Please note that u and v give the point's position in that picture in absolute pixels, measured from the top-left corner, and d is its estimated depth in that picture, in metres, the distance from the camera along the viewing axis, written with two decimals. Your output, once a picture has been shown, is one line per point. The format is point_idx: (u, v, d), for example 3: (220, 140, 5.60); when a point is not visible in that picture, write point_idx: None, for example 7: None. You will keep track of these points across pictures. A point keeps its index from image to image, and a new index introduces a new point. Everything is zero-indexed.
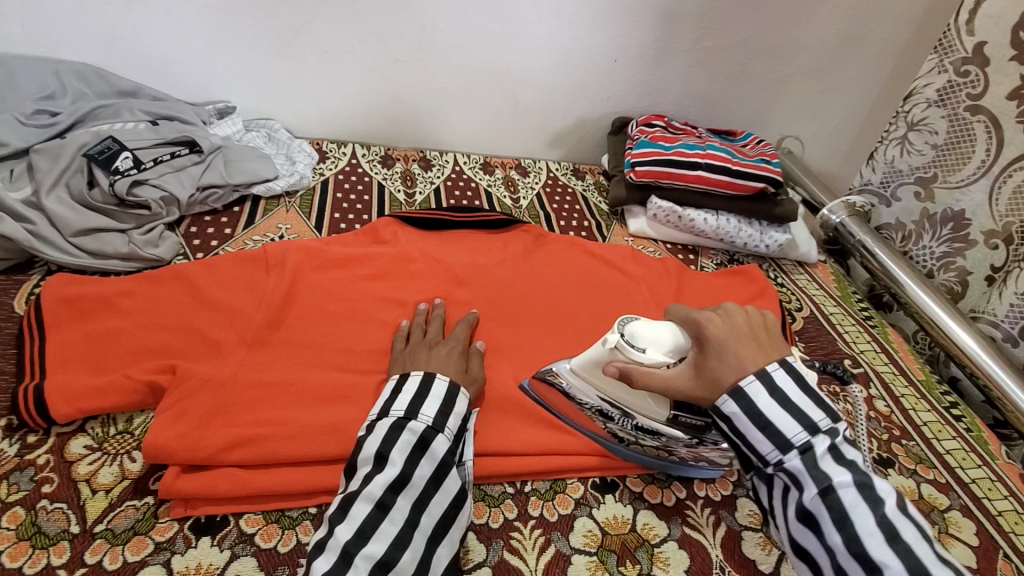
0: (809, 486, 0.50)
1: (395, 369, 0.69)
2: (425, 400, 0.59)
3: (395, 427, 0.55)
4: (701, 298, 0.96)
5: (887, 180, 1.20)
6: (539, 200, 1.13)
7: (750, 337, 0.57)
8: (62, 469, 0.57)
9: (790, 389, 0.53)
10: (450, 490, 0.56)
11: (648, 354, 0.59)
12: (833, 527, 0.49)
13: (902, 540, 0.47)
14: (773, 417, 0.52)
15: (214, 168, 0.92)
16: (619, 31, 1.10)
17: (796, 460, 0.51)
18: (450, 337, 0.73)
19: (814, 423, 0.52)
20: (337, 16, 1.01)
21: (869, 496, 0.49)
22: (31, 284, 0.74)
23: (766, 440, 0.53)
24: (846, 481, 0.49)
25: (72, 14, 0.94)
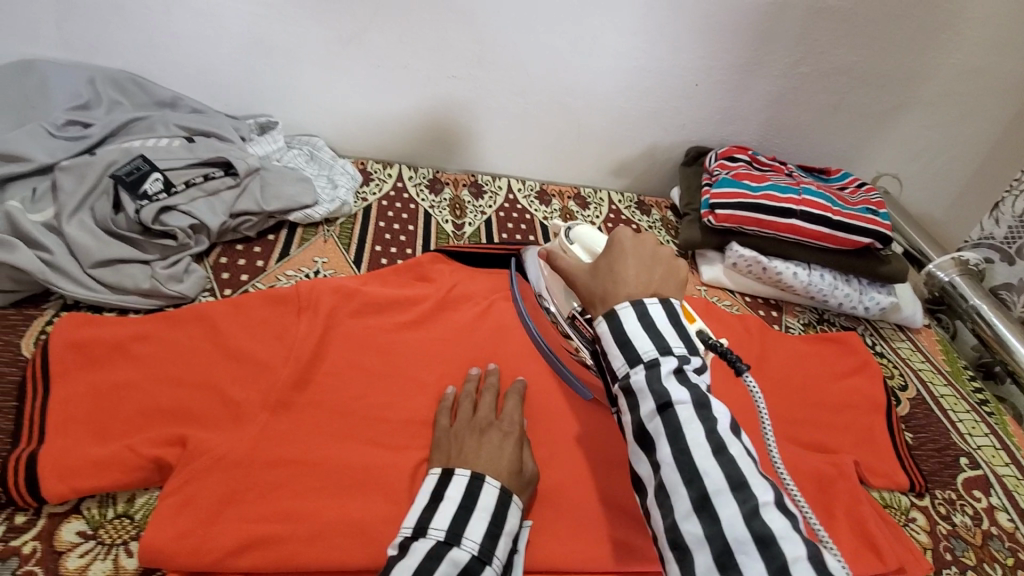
0: (649, 401, 0.50)
1: (435, 458, 0.59)
2: (471, 520, 0.50)
3: (434, 554, 0.46)
4: (791, 368, 0.82)
5: (1014, 234, 1.02)
6: (600, 236, 1.02)
7: (649, 265, 0.58)
8: (49, 562, 0.49)
9: (657, 318, 0.53)
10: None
11: (572, 249, 0.68)
12: (665, 441, 0.48)
13: (729, 454, 0.47)
14: (630, 334, 0.52)
15: (249, 193, 0.84)
16: (704, 52, 0.97)
17: (641, 374, 0.51)
18: (502, 417, 0.62)
19: (667, 346, 0.52)
20: (392, 27, 0.91)
21: (705, 417, 0.48)
22: (42, 320, 0.67)
23: (620, 356, 0.52)
24: (683, 398, 0.49)
25: (111, 18, 0.88)
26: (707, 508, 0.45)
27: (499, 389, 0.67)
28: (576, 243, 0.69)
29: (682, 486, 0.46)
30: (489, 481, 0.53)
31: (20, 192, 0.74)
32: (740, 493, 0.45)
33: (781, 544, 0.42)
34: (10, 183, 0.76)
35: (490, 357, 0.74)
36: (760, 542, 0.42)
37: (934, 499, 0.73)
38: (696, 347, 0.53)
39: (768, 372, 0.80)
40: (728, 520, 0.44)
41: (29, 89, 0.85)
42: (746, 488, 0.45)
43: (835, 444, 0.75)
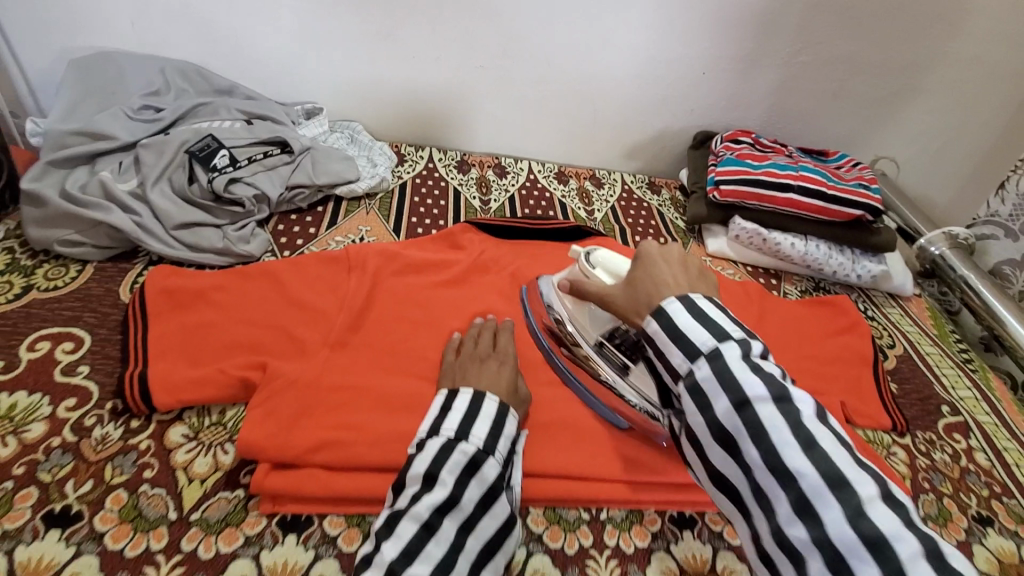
0: (721, 397, 0.47)
1: (443, 382, 0.69)
2: (475, 422, 0.60)
3: (445, 448, 0.56)
4: (784, 327, 0.91)
5: (1018, 212, 1.09)
6: (614, 213, 1.11)
7: (682, 267, 0.60)
8: (162, 456, 0.59)
9: (707, 308, 0.53)
10: (498, 516, 0.56)
11: (595, 272, 0.70)
12: (749, 441, 0.45)
13: (820, 449, 0.43)
14: (683, 327, 0.52)
15: (302, 169, 0.95)
16: (710, 43, 1.06)
17: (705, 367, 0.49)
18: (499, 350, 0.72)
19: (725, 333, 0.50)
20: (427, 22, 1.02)
21: (787, 410, 0.45)
22: (134, 272, 0.78)
23: (677, 351, 0.51)
24: (761, 394, 0.46)
25: (180, 14, 0.99)
26: (810, 510, 0.42)
27: (497, 329, 0.76)
28: (597, 266, 0.70)
29: (780, 488, 0.43)
30: (488, 395, 0.63)
31: (108, 165, 0.85)
32: (841, 493, 0.41)
33: (895, 547, 0.38)
34: (99, 157, 0.87)
35: (515, 311, 0.84)
36: (871, 545, 0.39)
37: (915, 438, 0.82)
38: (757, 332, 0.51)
39: (767, 331, 0.90)
40: (833, 524, 0.40)
41: (108, 77, 0.96)
42: (848, 487, 0.41)
43: (825, 389, 0.84)
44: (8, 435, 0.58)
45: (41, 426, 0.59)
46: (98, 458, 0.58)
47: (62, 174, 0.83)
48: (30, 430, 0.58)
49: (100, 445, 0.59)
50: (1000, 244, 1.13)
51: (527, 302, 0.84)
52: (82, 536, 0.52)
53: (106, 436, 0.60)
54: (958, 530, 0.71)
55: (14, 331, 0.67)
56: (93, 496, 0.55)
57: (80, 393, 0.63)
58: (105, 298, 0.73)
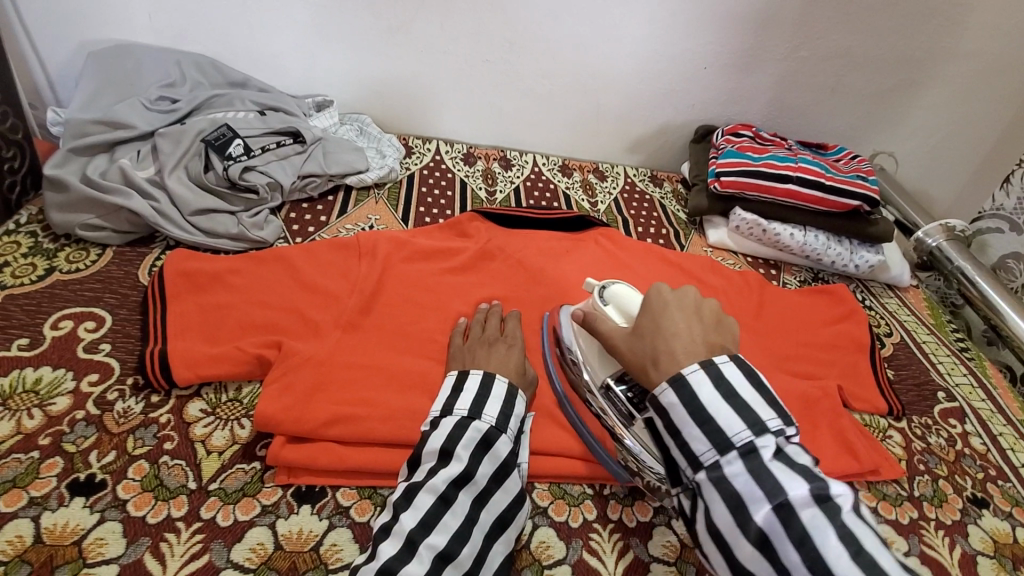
0: (760, 499, 0.45)
1: (451, 366, 0.70)
2: (487, 401, 0.62)
3: (460, 425, 0.59)
4: (783, 315, 0.93)
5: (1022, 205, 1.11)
6: (617, 205, 1.13)
7: (698, 321, 0.57)
8: (181, 428, 0.62)
9: (737, 387, 0.51)
10: (510, 490, 0.59)
11: (607, 309, 0.68)
12: (790, 544, 0.43)
13: (868, 554, 0.42)
14: (712, 411, 0.49)
15: (314, 159, 0.97)
16: (712, 38, 1.08)
17: (739, 464, 0.47)
18: (506, 335, 0.74)
19: (761, 423, 0.49)
20: (435, 16, 1.04)
21: (830, 510, 0.44)
22: (153, 256, 0.80)
23: (704, 440, 0.49)
24: (805, 495, 0.45)
25: (195, 8, 1.02)
26: None
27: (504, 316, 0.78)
28: (610, 303, 0.68)
29: None
30: (499, 377, 0.65)
31: (127, 153, 0.88)
32: None
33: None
34: (118, 146, 0.89)
35: (521, 297, 0.86)
36: None
37: (911, 423, 0.84)
38: (790, 416, 0.50)
39: (766, 320, 0.92)
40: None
41: (126, 69, 0.99)
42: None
43: (822, 374, 0.86)
44: (34, 408, 0.60)
45: (66, 400, 0.61)
46: (120, 430, 0.60)
47: (82, 162, 0.86)
48: (54, 404, 0.61)
49: (122, 418, 0.61)
50: (1004, 239, 1.15)
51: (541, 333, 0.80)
52: (107, 503, 0.54)
53: (128, 410, 0.62)
54: (953, 511, 0.73)
55: (38, 311, 0.69)
56: (115, 466, 0.57)
57: (102, 369, 0.65)
58: (125, 280, 0.76)
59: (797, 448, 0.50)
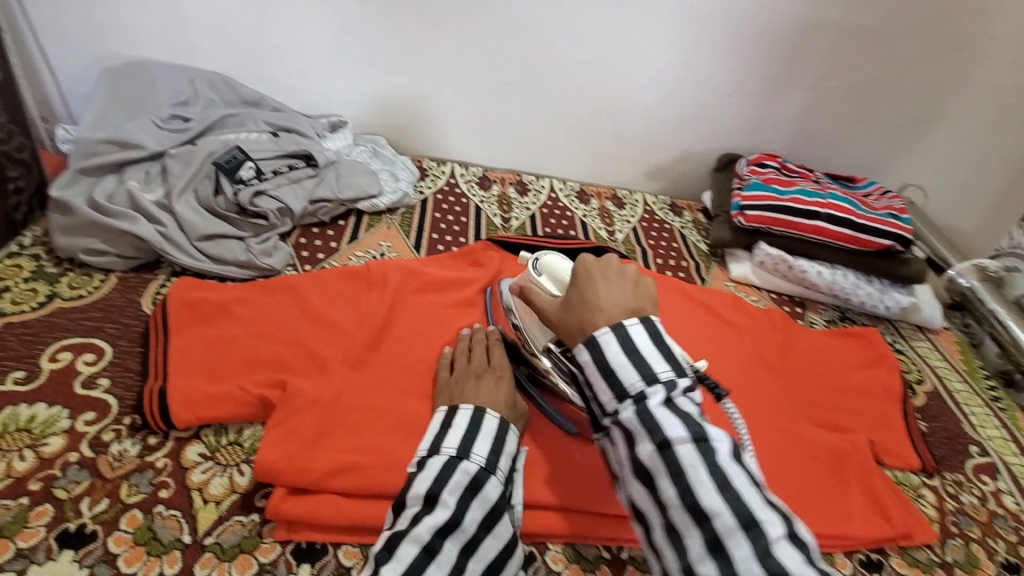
0: (644, 439, 0.48)
1: (440, 400, 0.67)
2: (477, 439, 0.58)
3: (447, 466, 0.55)
4: (809, 358, 0.89)
5: None
6: (635, 234, 1.10)
7: (620, 286, 0.58)
8: (178, 474, 0.58)
9: (639, 342, 0.52)
10: (501, 536, 0.54)
11: (539, 279, 0.73)
12: (668, 479, 0.46)
13: (734, 489, 0.44)
14: (613, 364, 0.51)
15: (326, 183, 0.95)
16: (738, 65, 1.05)
17: (630, 411, 0.49)
18: (493, 364, 0.70)
19: (653, 373, 0.50)
20: (453, 38, 1.02)
21: (705, 451, 0.46)
22: (157, 284, 0.78)
23: (607, 389, 0.51)
24: (681, 436, 0.47)
25: (212, 26, 1.00)
26: (721, 550, 0.43)
27: (489, 342, 0.74)
28: (544, 273, 0.74)
29: (694, 527, 0.44)
30: (487, 412, 0.62)
31: (136, 174, 0.86)
32: (751, 532, 0.42)
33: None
34: (127, 166, 0.87)
35: None
36: None
37: (943, 480, 0.80)
38: (684, 367, 0.52)
39: (793, 363, 0.88)
40: (742, 561, 0.41)
41: (139, 86, 0.98)
42: (757, 526, 0.42)
43: (850, 424, 0.82)
44: (26, 449, 0.57)
45: (59, 440, 0.59)
46: (113, 475, 0.57)
47: (90, 182, 0.84)
48: (47, 444, 0.58)
49: (117, 462, 0.58)
50: None
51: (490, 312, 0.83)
52: (96, 558, 0.51)
53: (123, 452, 0.59)
54: None
55: (36, 341, 0.67)
56: (107, 516, 0.54)
57: (99, 407, 0.62)
58: (128, 309, 0.73)
59: (692, 397, 0.51)
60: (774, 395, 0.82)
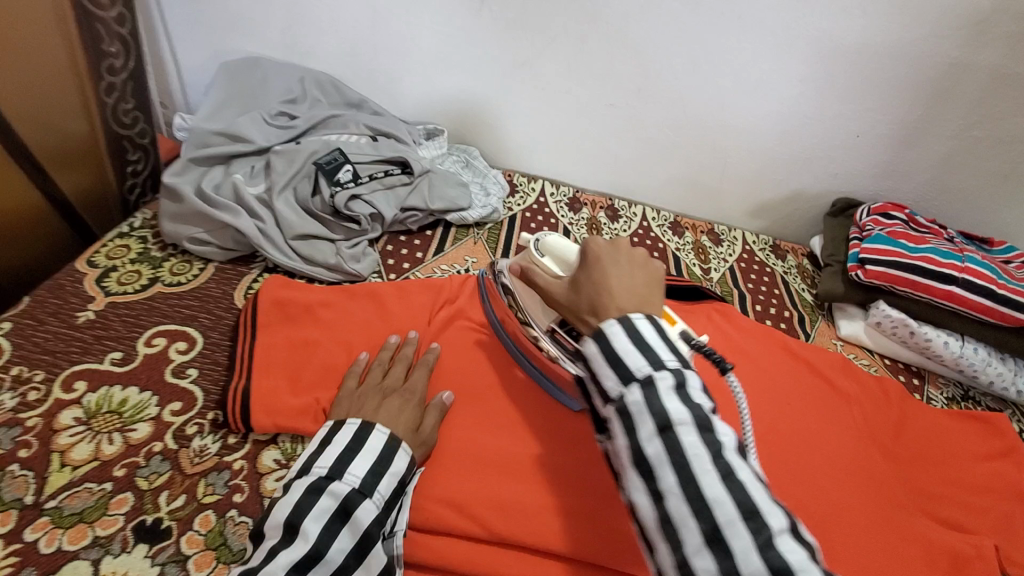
0: (647, 424, 0.42)
1: (336, 411, 0.61)
2: (355, 458, 0.55)
3: (313, 490, 0.52)
4: (923, 441, 0.80)
5: None
6: (732, 274, 1.03)
7: (630, 271, 0.53)
8: (252, 479, 0.57)
9: (645, 331, 0.46)
10: (371, 568, 0.51)
11: (543, 260, 0.68)
12: (669, 469, 0.41)
13: (737, 480, 0.40)
14: (620, 351, 0.45)
15: (419, 191, 0.94)
16: (869, 104, 0.95)
17: (636, 395, 0.44)
18: (407, 385, 0.65)
19: (661, 360, 0.44)
20: (562, 55, 0.98)
21: (711, 442, 0.41)
22: (250, 278, 0.79)
23: (612, 373, 0.45)
24: (685, 419, 0.42)
25: (327, 28, 1.02)
26: (720, 542, 0.39)
27: (412, 360, 0.69)
28: (546, 254, 0.69)
29: (691, 518, 0.40)
30: (379, 433, 0.57)
31: (242, 168, 0.88)
32: (753, 523, 0.38)
33: None
34: (234, 159, 0.90)
35: None
36: None
37: None
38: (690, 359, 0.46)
39: (903, 445, 0.79)
40: (742, 553, 0.38)
41: (255, 83, 1.01)
42: (759, 516, 0.39)
43: (972, 525, 0.72)
44: (115, 433, 0.58)
45: (146, 427, 0.59)
46: (193, 471, 0.57)
47: (200, 172, 0.86)
48: (135, 431, 0.59)
49: (197, 458, 0.58)
50: None
51: (485, 292, 0.80)
52: (168, 557, 0.51)
53: (204, 449, 0.59)
54: None
55: (135, 324, 0.69)
56: (183, 514, 0.54)
57: (186, 398, 0.63)
58: (221, 301, 0.74)
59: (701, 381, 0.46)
60: (885, 480, 0.73)
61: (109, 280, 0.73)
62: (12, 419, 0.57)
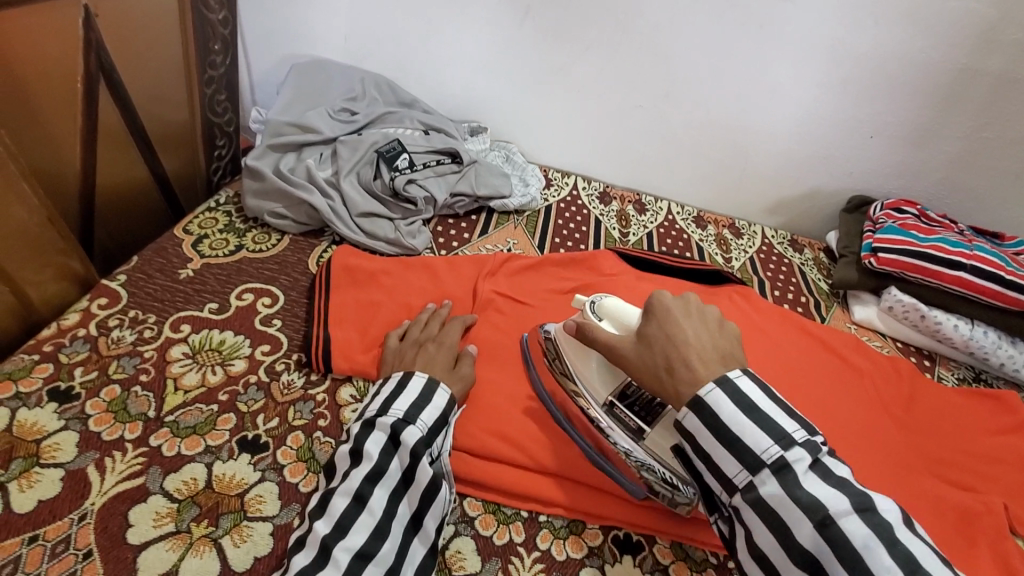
0: (801, 521, 0.44)
1: (384, 367, 0.68)
2: (400, 395, 0.60)
3: (367, 425, 0.57)
4: (935, 412, 0.86)
5: None
6: (752, 264, 1.10)
7: (705, 327, 0.55)
8: (333, 409, 0.67)
9: (757, 401, 0.49)
10: (421, 483, 0.55)
11: (602, 325, 0.62)
12: (841, 567, 0.43)
13: (922, 570, 0.41)
14: (738, 431, 0.48)
15: (467, 179, 1.03)
16: (884, 107, 1.03)
17: (772, 482, 0.46)
18: (442, 335, 0.72)
19: (787, 435, 0.47)
20: (597, 60, 1.08)
21: (875, 523, 0.43)
22: (321, 248, 0.89)
23: (736, 462, 0.48)
24: (845, 508, 0.44)
25: (385, 35, 1.14)
26: None
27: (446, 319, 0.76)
28: (605, 318, 0.63)
29: None
30: (419, 372, 0.63)
31: (312, 154, 0.98)
32: None
33: None
34: (305, 147, 1.00)
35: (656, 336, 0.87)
36: None
37: None
38: (812, 425, 0.49)
39: (917, 416, 0.85)
40: None
41: (321, 83, 1.12)
42: None
43: (980, 486, 0.77)
44: (216, 365, 0.68)
45: (242, 363, 0.69)
46: (284, 400, 0.66)
47: (276, 157, 0.97)
48: (233, 364, 0.68)
49: (286, 389, 0.67)
50: None
51: (527, 352, 0.75)
52: (267, 465, 0.60)
53: (291, 382, 0.68)
54: None
55: (227, 280, 0.79)
56: (277, 432, 0.63)
57: (272, 341, 0.72)
58: (298, 266, 0.84)
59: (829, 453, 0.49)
60: (895, 444, 0.79)
61: (202, 245, 0.84)
62: (133, 349, 0.67)
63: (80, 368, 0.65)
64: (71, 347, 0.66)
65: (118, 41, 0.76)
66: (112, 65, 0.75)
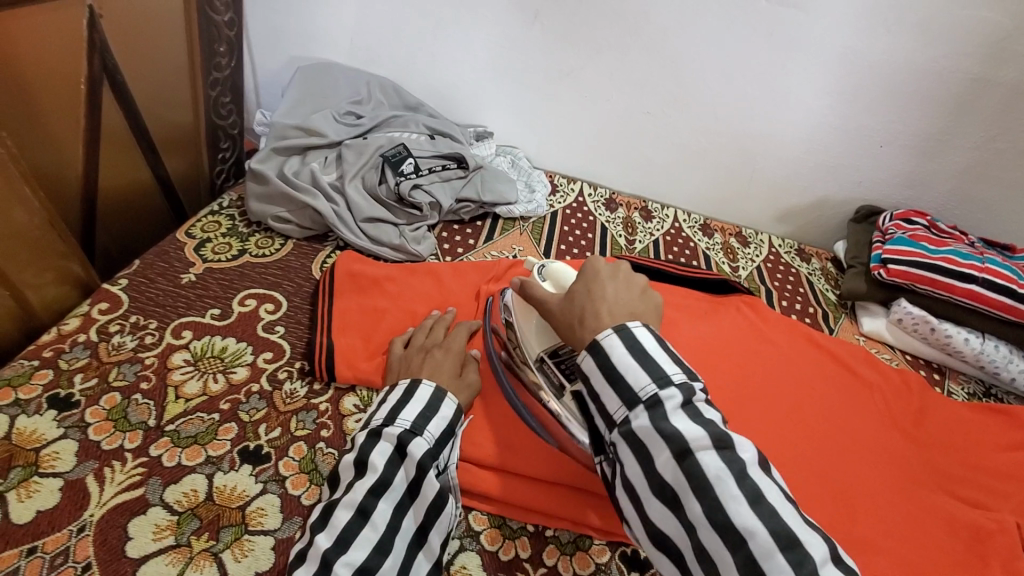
0: (660, 448, 0.45)
1: (389, 375, 0.67)
2: (407, 404, 0.59)
3: (373, 435, 0.56)
4: (947, 428, 0.84)
5: None
6: (759, 273, 1.09)
7: (626, 290, 0.58)
8: (336, 419, 0.65)
9: (646, 345, 0.50)
10: (427, 496, 0.54)
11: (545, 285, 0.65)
12: (692, 495, 0.44)
13: (765, 503, 0.43)
14: (620, 367, 0.49)
15: (472, 184, 1.02)
16: (895, 117, 1.02)
17: (643, 416, 0.47)
18: (448, 341, 0.70)
19: (666, 376, 0.48)
20: (606, 66, 1.07)
21: (730, 459, 0.44)
22: (325, 253, 0.88)
23: (615, 397, 0.49)
24: (704, 443, 0.44)
25: (392, 37, 1.13)
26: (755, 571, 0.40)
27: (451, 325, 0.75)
28: (548, 279, 0.65)
29: (726, 549, 0.42)
30: (426, 381, 0.62)
31: (317, 158, 0.97)
32: (792, 553, 0.40)
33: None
34: (310, 150, 0.99)
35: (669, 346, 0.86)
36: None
37: None
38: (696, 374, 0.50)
39: (929, 432, 0.83)
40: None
41: (326, 85, 1.11)
42: (799, 547, 0.41)
43: (992, 504, 0.76)
44: (218, 373, 0.67)
45: (244, 371, 0.68)
46: (286, 409, 0.65)
47: (280, 160, 0.96)
48: (235, 372, 0.67)
49: (289, 398, 0.66)
50: None
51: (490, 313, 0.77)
52: (269, 476, 0.59)
53: (294, 392, 0.67)
54: None
55: (230, 286, 0.78)
56: (280, 442, 0.62)
57: (276, 349, 0.71)
58: (301, 271, 0.83)
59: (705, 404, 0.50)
60: (906, 460, 0.78)
61: (205, 249, 0.83)
62: (133, 356, 0.66)
63: (80, 375, 0.63)
64: (70, 353, 0.65)
65: (122, 42, 0.75)
66: (116, 65, 0.74)
